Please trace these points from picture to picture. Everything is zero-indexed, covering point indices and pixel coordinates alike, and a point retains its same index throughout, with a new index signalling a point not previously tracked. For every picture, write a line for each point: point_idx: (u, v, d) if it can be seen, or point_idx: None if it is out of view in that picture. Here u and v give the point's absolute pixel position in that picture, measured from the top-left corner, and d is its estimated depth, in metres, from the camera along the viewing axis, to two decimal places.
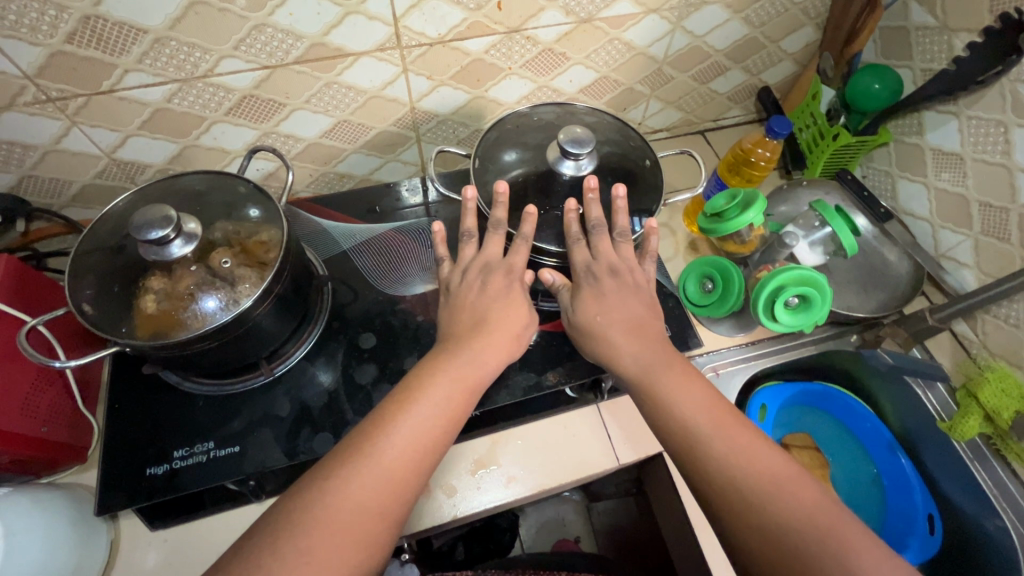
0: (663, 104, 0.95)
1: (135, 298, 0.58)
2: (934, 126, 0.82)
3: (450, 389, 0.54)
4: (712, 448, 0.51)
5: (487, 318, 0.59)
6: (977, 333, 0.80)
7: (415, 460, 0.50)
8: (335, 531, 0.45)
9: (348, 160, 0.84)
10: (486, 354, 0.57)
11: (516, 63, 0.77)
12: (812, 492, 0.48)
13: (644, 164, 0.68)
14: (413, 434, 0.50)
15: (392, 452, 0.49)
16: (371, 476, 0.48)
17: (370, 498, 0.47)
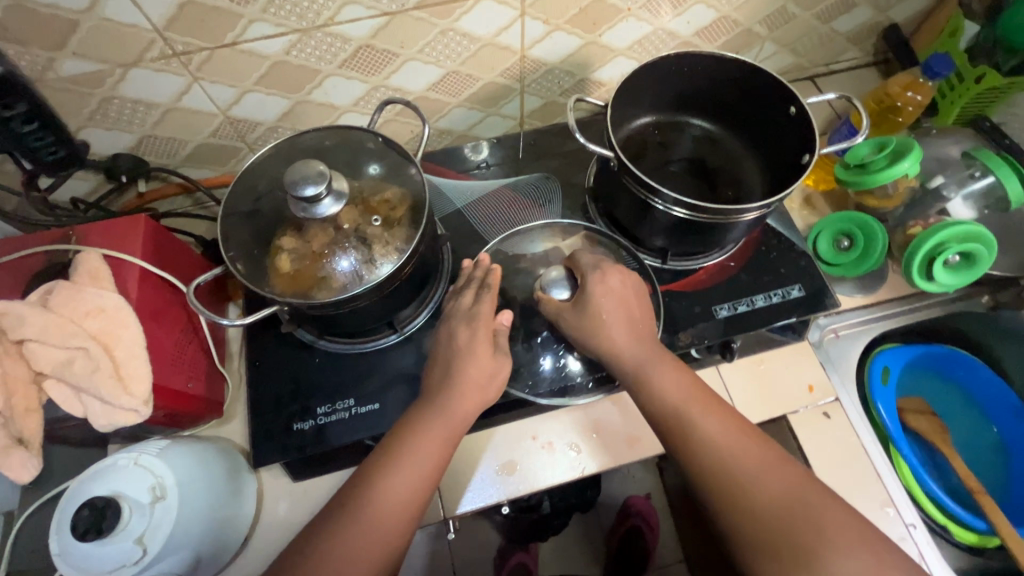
0: (779, 47, 0.87)
1: (272, 256, 0.60)
2: None
3: (443, 425, 0.56)
4: (732, 475, 0.52)
5: (475, 366, 0.58)
6: None
7: (409, 500, 0.52)
8: (358, 539, 0.50)
9: (450, 115, 0.81)
10: (463, 403, 0.57)
11: (636, 3, 0.71)
12: (787, 484, 0.52)
13: (789, 111, 0.64)
14: (408, 462, 0.53)
15: (385, 494, 0.52)
16: (366, 511, 0.51)
17: (372, 531, 0.51)
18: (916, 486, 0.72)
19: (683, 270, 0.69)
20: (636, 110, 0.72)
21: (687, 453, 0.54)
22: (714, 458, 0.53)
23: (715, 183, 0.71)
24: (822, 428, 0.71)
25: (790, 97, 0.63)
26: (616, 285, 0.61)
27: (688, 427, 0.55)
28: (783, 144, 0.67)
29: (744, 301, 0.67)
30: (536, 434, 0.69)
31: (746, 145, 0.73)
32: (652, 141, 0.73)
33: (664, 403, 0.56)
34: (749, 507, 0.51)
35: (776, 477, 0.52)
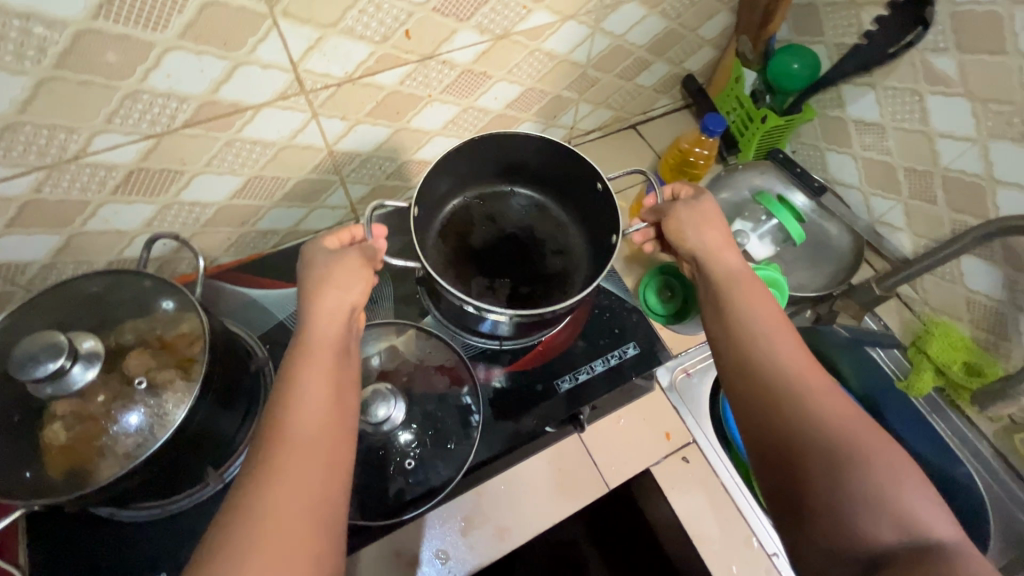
0: (592, 106, 0.92)
1: (41, 427, 0.50)
2: (853, 98, 0.83)
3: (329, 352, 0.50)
4: (765, 393, 0.51)
5: (332, 281, 0.54)
6: (917, 291, 0.84)
7: (321, 422, 0.45)
8: (294, 501, 0.40)
9: (269, 216, 0.76)
10: (324, 322, 0.52)
11: (436, 89, 0.71)
12: (839, 400, 0.49)
13: (597, 186, 0.67)
14: (313, 404, 0.46)
15: (302, 447, 0.43)
16: (283, 469, 0.42)
17: (299, 506, 0.41)
18: None
19: (519, 349, 0.69)
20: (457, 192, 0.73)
21: (767, 351, 0.53)
22: (766, 362, 0.52)
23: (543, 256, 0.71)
24: (682, 472, 0.73)
25: (595, 175, 0.66)
26: (706, 209, 0.66)
27: (760, 322, 0.55)
28: (601, 217, 0.70)
29: (584, 368, 0.68)
30: (401, 549, 0.64)
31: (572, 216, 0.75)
32: (478, 215, 0.73)
33: (753, 314, 0.56)
34: (791, 414, 0.48)
35: (827, 396, 0.49)
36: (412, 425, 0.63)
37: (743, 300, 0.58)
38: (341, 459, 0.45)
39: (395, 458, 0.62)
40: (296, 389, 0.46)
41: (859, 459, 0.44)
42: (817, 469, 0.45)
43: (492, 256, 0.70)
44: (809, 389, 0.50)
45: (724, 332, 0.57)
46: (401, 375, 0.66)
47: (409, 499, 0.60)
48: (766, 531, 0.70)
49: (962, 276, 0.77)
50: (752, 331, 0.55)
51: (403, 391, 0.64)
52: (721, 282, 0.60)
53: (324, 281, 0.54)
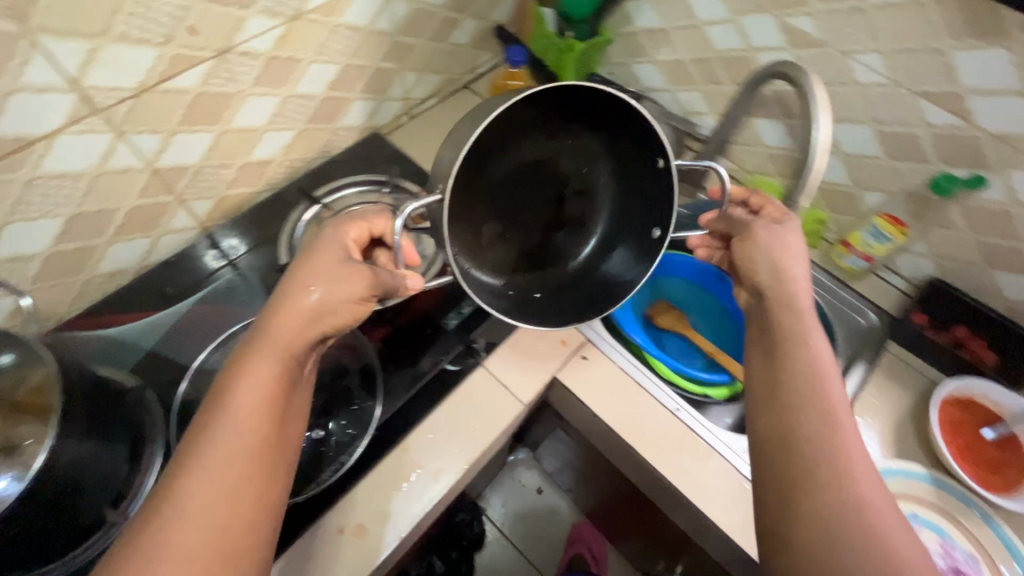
0: (417, 73, 0.96)
1: None
2: (637, 11, 0.93)
3: (273, 369, 0.47)
4: (801, 438, 0.50)
5: (314, 280, 0.50)
6: (735, 163, 0.96)
7: (252, 415, 0.44)
8: (182, 527, 0.40)
9: (110, 255, 0.72)
10: (280, 320, 0.48)
11: (246, 83, 0.71)
12: (881, 491, 0.47)
13: (660, 163, 0.63)
14: (248, 399, 0.45)
15: (208, 467, 0.42)
16: (183, 493, 0.41)
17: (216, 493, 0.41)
18: (670, 372, 0.85)
19: None
20: (510, 114, 0.63)
21: (822, 399, 0.52)
22: (816, 407, 0.51)
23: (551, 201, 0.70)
24: (583, 369, 0.80)
25: (659, 151, 0.62)
26: (791, 237, 0.62)
27: (820, 369, 0.54)
28: (649, 191, 0.67)
29: None
30: (344, 525, 0.64)
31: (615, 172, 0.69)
32: (493, 139, 0.64)
33: (811, 357, 0.54)
34: (817, 457, 0.49)
35: (874, 481, 0.48)
36: None
37: (803, 331, 0.56)
38: (265, 476, 0.44)
39: None
40: (220, 400, 0.44)
41: (866, 514, 0.46)
42: (825, 501, 0.47)
43: (497, 197, 0.67)
44: (842, 435, 0.50)
45: (766, 376, 0.56)
46: None
47: None
48: (665, 394, 0.79)
49: (760, 137, 0.90)
50: (811, 370, 0.54)
51: None
52: (774, 310, 0.59)
53: (301, 279, 0.50)
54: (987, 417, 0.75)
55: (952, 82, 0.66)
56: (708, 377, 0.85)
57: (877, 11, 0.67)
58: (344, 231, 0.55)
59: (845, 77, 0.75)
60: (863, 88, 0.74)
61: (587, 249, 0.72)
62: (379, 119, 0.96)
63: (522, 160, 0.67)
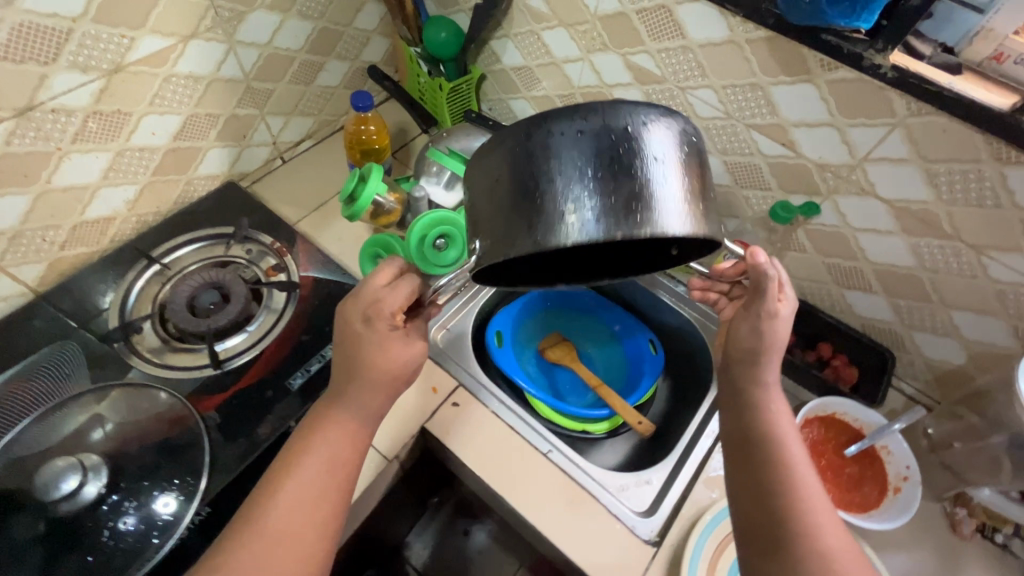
0: (283, 117, 0.93)
1: None
2: (503, 50, 0.94)
3: (333, 447, 0.53)
4: (765, 486, 0.52)
5: (383, 353, 0.54)
6: None
7: (322, 481, 0.51)
8: (258, 561, 0.47)
9: None
10: (358, 395, 0.54)
11: (63, 141, 0.67)
12: (840, 530, 0.50)
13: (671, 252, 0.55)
14: (322, 466, 0.52)
15: (293, 509, 0.50)
16: (269, 526, 0.49)
17: (286, 547, 0.48)
18: (545, 407, 0.83)
19: (240, 367, 0.68)
20: (569, 137, 0.40)
21: (781, 451, 0.54)
22: (774, 457, 0.54)
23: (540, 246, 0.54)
24: (456, 416, 0.77)
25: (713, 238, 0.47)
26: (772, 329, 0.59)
27: (777, 426, 0.56)
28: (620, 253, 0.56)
29: (315, 359, 0.69)
30: None
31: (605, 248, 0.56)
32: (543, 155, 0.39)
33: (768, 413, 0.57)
34: (781, 506, 0.51)
35: (834, 522, 0.50)
36: (127, 486, 0.58)
37: (761, 392, 0.58)
38: (322, 540, 0.50)
39: (109, 524, 0.56)
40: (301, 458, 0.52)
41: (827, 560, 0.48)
42: (790, 541, 0.49)
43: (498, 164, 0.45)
44: (801, 477, 0.52)
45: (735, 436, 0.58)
46: (113, 439, 0.61)
47: (136, 554, 0.55)
48: (537, 434, 0.77)
49: None
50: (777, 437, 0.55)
51: (113, 456, 0.60)
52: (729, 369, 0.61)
53: (355, 353, 0.53)
54: (851, 434, 0.77)
55: (775, 115, 0.69)
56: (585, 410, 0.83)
57: (701, 50, 0.70)
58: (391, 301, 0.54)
59: (687, 111, 0.77)
60: (703, 122, 0.76)
61: None
62: (245, 166, 0.92)
63: None
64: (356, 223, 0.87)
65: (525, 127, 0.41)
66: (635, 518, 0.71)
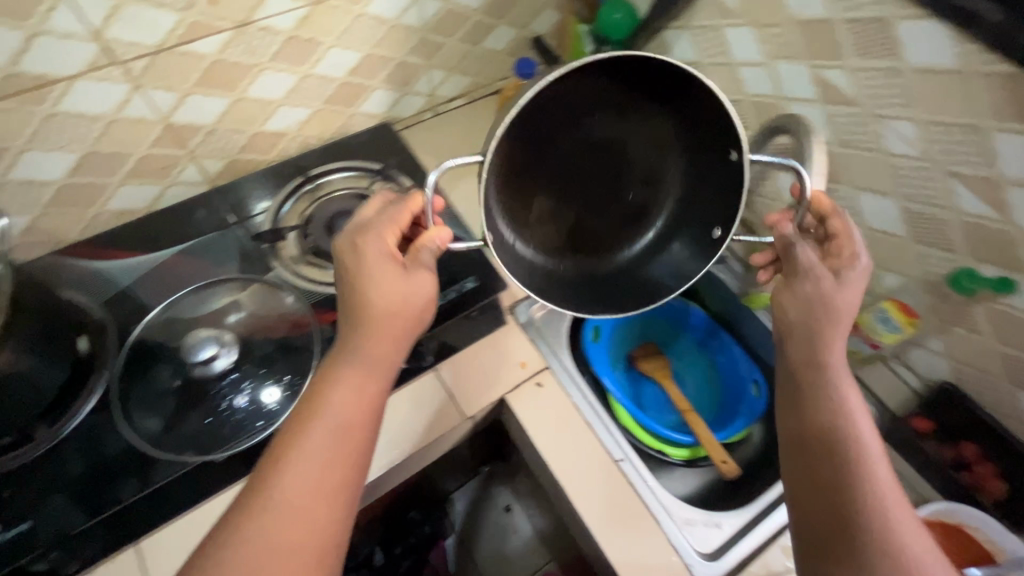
0: (445, 72, 0.97)
1: None
2: (676, 42, 0.90)
3: (374, 375, 0.54)
4: (847, 517, 0.47)
5: (417, 289, 0.55)
6: (753, 215, 0.90)
7: (340, 422, 0.50)
8: (281, 512, 0.45)
9: (119, 195, 0.78)
10: (371, 339, 0.54)
11: (263, 57, 0.75)
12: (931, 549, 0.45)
13: (731, 154, 0.56)
14: (340, 409, 0.51)
15: (296, 484, 0.47)
16: (281, 487, 0.46)
17: (301, 497, 0.46)
18: (627, 418, 0.80)
19: None
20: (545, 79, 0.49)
21: (852, 469, 0.49)
22: (847, 473, 0.49)
23: (621, 186, 0.65)
24: (537, 397, 0.77)
25: (733, 144, 0.55)
26: (847, 299, 0.56)
27: (845, 440, 0.50)
28: (715, 179, 0.60)
29: None
30: None
31: (680, 152, 0.62)
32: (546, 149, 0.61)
33: (836, 418, 0.52)
34: (867, 527, 0.46)
35: (924, 541, 0.45)
36: (248, 369, 0.66)
37: (832, 393, 0.54)
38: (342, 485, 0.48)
39: (228, 398, 0.64)
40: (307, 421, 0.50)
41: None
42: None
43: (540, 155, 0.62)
44: (879, 494, 0.47)
45: (797, 457, 0.53)
46: (246, 325, 0.69)
47: (248, 428, 0.62)
48: (614, 441, 0.75)
49: (782, 193, 0.84)
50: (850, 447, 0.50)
51: (240, 338, 0.68)
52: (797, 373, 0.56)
53: (364, 281, 0.54)
54: (976, 553, 0.66)
55: (989, 167, 0.58)
56: (668, 433, 0.79)
57: (915, 76, 0.61)
58: (382, 238, 0.55)
59: (875, 142, 0.68)
60: (892, 158, 0.67)
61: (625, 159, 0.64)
62: (400, 111, 0.98)
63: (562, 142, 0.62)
64: None
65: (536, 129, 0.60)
66: (697, 558, 0.68)
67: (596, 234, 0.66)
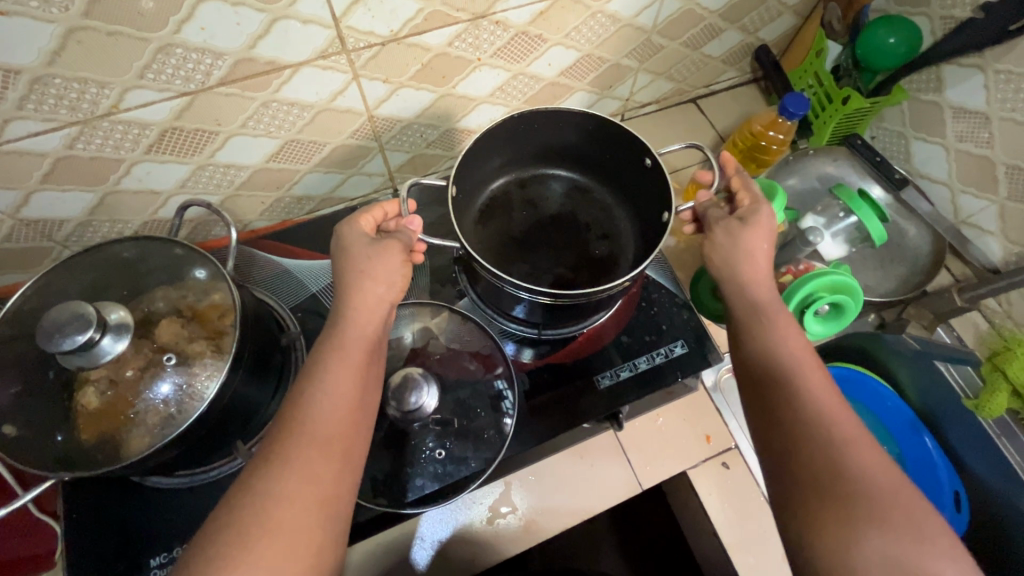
0: (652, 76, 0.84)
1: (74, 393, 0.50)
2: (954, 82, 0.74)
3: (369, 336, 0.50)
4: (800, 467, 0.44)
5: (376, 275, 0.52)
6: (1001, 304, 0.76)
7: (346, 403, 0.46)
8: (281, 510, 0.40)
9: (305, 181, 0.73)
10: (357, 321, 0.50)
11: (485, 53, 0.65)
12: (876, 459, 0.43)
13: (645, 162, 0.60)
14: (331, 396, 0.45)
15: (317, 456, 0.43)
16: (268, 490, 0.40)
17: (297, 485, 0.41)
18: None
19: (553, 339, 0.65)
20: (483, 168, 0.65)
21: (795, 418, 0.46)
22: (804, 434, 0.45)
23: (588, 240, 0.66)
24: (724, 479, 0.69)
25: (644, 149, 0.58)
26: (751, 240, 0.56)
27: (788, 391, 0.48)
28: (643, 191, 0.63)
29: (625, 367, 0.64)
30: (423, 535, 0.62)
31: (614, 196, 0.68)
32: (517, 205, 0.68)
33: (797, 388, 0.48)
34: (818, 477, 0.42)
35: (863, 449, 0.43)
36: (442, 414, 0.60)
37: (772, 349, 0.51)
38: (348, 455, 0.44)
39: (421, 447, 0.59)
40: (315, 386, 0.45)
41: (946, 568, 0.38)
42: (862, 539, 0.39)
43: (516, 249, 0.65)
44: (825, 423, 0.45)
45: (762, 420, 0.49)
46: (438, 359, 0.63)
47: (438, 483, 0.58)
48: None
49: None
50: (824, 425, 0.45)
51: (431, 374, 0.61)
52: (764, 378, 0.50)
53: (359, 265, 0.52)
54: None
55: None
56: None
57: None
58: (357, 222, 0.55)
59: None
60: None
61: (532, 232, 0.66)
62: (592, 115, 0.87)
63: (518, 231, 0.66)
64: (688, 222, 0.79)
65: (488, 201, 0.68)
66: None
67: (558, 271, 0.63)
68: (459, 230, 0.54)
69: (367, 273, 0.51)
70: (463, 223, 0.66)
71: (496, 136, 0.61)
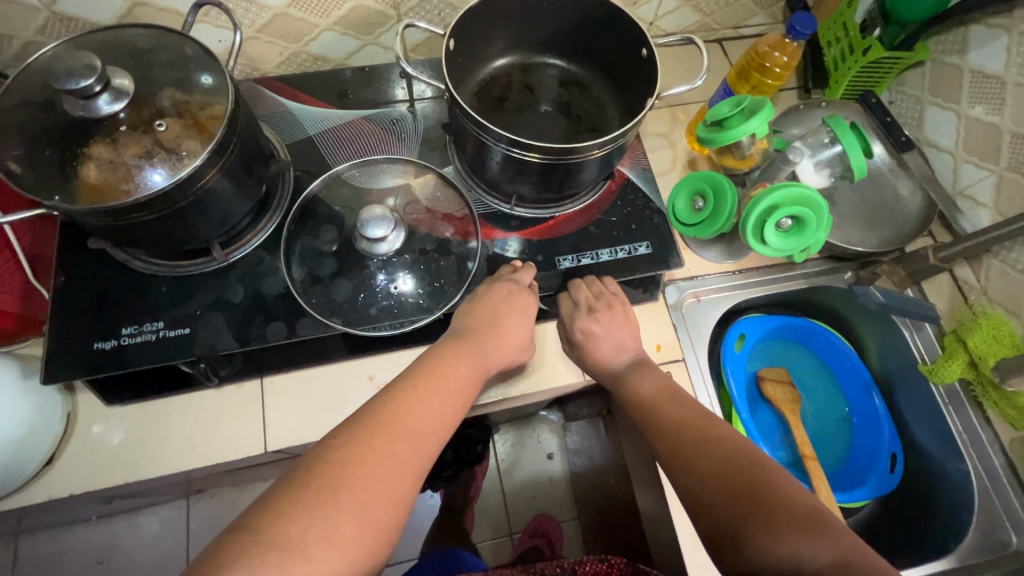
0: (679, 2, 0.84)
1: (74, 163, 0.52)
2: (980, 43, 0.73)
3: (501, 347, 0.57)
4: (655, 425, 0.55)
5: (516, 317, 0.59)
6: (979, 279, 0.75)
7: (458, 378, 0.52)
8: (392, 449, 0.44)
9: (322, 39, 0.76)
10: (496, 352, 0.57)
11: None
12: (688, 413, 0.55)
13: (641, 54, 0.62)
14: (451, 392, 0.51)
15: (416, 410, 0.47)
16: (393, 427, 0.45)
17: (414, 436, 0.46)
18: None
19: (524, 218, 0.68)
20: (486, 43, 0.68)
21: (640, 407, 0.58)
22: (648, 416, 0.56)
23: (575, 129, 0.68)
24: None
25: (643, 38, 0.60)
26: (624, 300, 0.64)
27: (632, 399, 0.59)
28: (636, 85, 0.65)
29: (588, 254, 0.66)
30: (374, 374, 0.65)
31: (611, 95, 0.70)
32: (516, 87, 0.70)
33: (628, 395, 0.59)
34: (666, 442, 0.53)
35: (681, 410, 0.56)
36: (406, 256, 0.65)
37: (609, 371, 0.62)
38: (451, 408, 0.50)
39: (385, 285, 0.63)
40: (440, 378, 0.51)
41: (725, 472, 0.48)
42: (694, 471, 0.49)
43: (504, 125, 0.67)
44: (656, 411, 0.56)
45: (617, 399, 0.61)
46: (411, 216, 0.67)
47: (387, 317, 0.62)
48: None
49: None
50: None
51: (403, 223, 0.65)
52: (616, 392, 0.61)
53: (498, 313, 0.59)
54: None
55: None
56: None
57: None
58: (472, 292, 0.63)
59: None
60: None
61: (526, 113, 0.69)
62: None
63: (512, 109, 0.69)
64: (682, 146, 0.80)
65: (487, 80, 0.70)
66: None
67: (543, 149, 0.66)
68: (447, 71, 0.56)
69: (522, 331, 0.60)
70: (459, 93, 0.69)
71: (504, 6, 0.63)
